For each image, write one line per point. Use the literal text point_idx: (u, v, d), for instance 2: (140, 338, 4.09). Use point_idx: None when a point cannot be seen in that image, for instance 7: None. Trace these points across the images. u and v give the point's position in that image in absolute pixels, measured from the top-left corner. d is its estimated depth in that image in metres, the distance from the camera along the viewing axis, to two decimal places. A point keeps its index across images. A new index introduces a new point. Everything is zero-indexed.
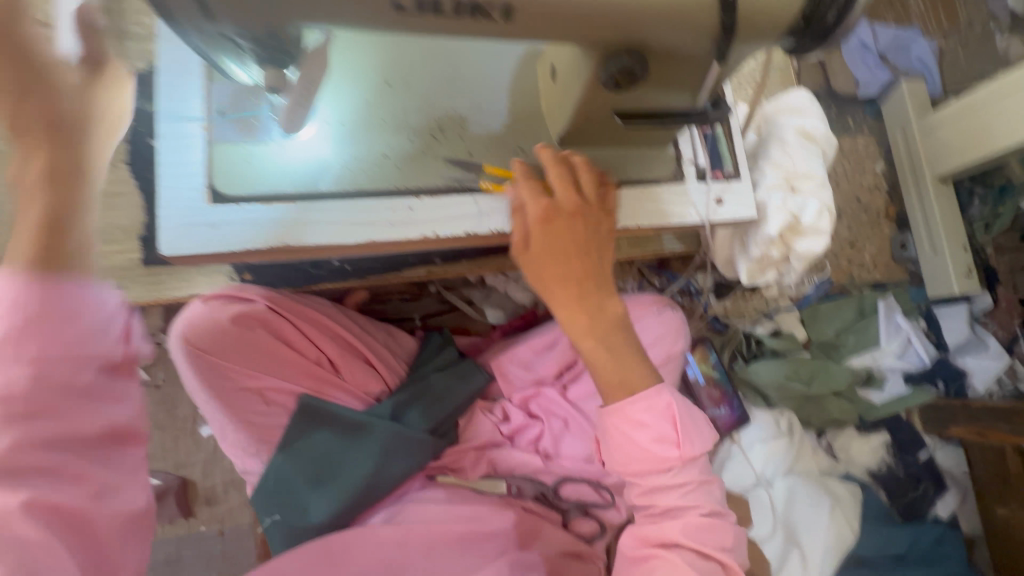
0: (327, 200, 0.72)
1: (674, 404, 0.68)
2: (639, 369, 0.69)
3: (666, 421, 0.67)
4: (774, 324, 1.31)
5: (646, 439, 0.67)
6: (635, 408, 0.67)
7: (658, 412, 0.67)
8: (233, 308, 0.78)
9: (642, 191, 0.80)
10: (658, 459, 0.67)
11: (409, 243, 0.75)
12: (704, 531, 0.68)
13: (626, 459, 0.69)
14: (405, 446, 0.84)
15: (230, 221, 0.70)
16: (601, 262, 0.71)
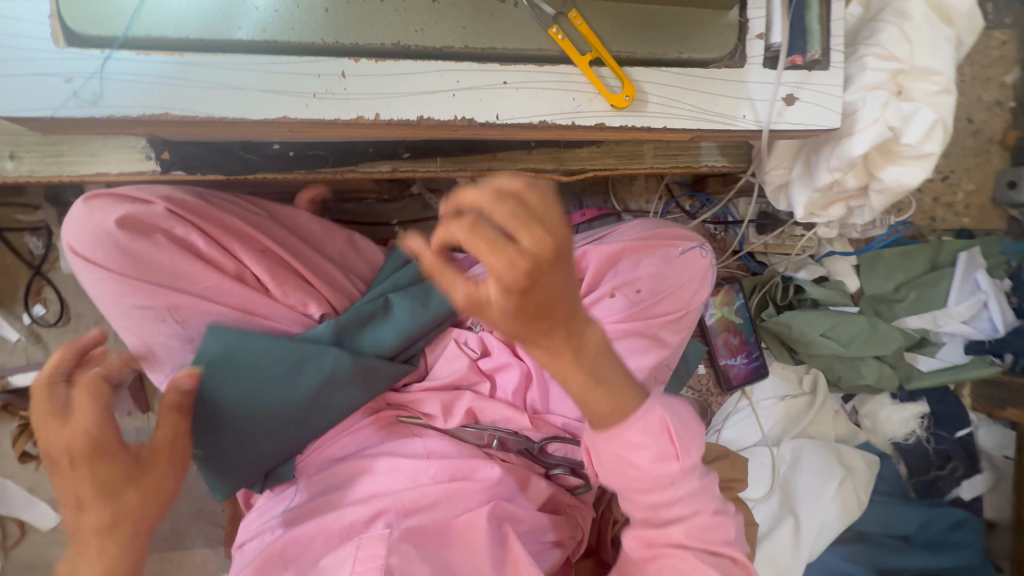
0: (230, 54, 0.51)
1: (664, 415, 0.51)
2: (627, 390, 0.50)
3: (661, 439, 0.51)
4: (822, 270, 1.08)
5: (645, 461, 0.51)
6: (629, 433, 0.50)
7: (645, 430, 0.50)
8: (118, 210, 0.65)
9: (678, 78, 0.56)
10: (656, 487, 0.53)
11: (342, 127, 0.54)
12: (712, 528, 0.56)
13: (624, 483, 0.52)
14: (357, 375, 0.72)
15: (91, 73, 0.49)
16: (576, 292, 0.40)
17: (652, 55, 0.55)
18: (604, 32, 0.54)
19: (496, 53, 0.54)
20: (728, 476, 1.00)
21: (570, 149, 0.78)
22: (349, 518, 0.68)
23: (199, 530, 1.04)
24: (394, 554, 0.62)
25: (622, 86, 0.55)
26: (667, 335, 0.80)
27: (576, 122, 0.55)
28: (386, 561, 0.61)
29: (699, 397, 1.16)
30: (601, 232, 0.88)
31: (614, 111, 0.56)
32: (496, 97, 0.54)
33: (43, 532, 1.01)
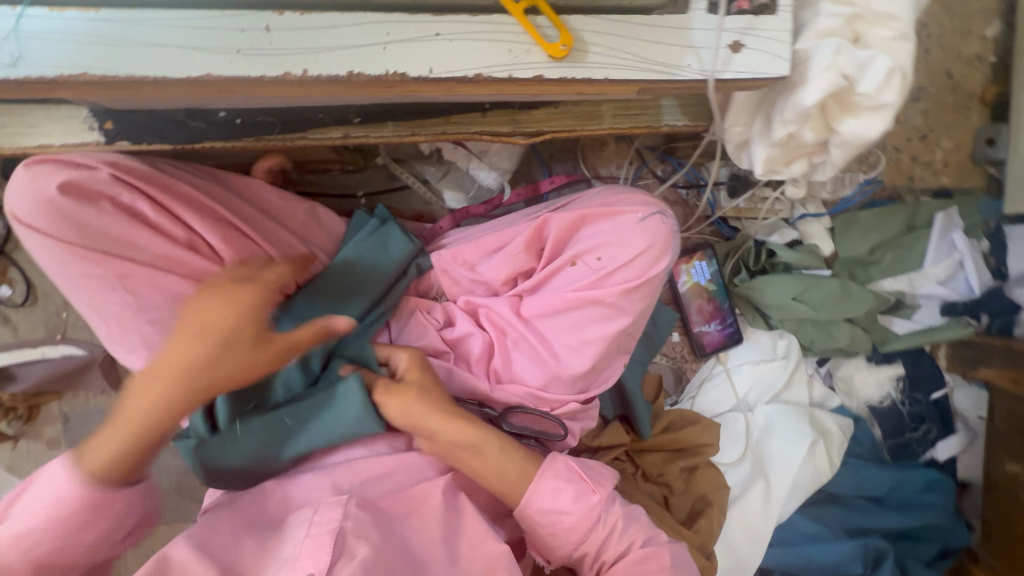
0: (147, 10, 0.49)
1: (570, 461, 0.71)
2: (530, 459, 0.71)
3: (574, 477, 0.70)
4: (794, 233, 1.06)
5: (567, 503, 0.69)
6: (544, 483, 0.69)
7: (558, 471, 0.70)
8: (60, 175, 0.63)
9: (619, 26, 0.54)
10: (578, 489, 0.69)
11: (269, 85, 0.52)
12: (648, 545, 0.70)
13: (560, 535, 0.69)
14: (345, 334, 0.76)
15: (4, 32, 0.48)
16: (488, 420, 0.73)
17: (589, 2, 0.53)
18: None
19: (427, 3, 0.52)
20: (699, 442, 1.03)
21: (525, 111, 0.76)
22: (314, 484, 0.71)
23: (179, 505, 1.06)
24: (350, 519, 0.63)
25: (558, 36, 0.53)
26: (630, 302, 0.78)
27: (513, 75, 0.54)
28: (341, 525, 0.62)
29: (672, 363, 1.16)
30: (563, 201, 0.85)
31: (552, 62, 0.54)
32: (429, 49, 0.52)
33: None
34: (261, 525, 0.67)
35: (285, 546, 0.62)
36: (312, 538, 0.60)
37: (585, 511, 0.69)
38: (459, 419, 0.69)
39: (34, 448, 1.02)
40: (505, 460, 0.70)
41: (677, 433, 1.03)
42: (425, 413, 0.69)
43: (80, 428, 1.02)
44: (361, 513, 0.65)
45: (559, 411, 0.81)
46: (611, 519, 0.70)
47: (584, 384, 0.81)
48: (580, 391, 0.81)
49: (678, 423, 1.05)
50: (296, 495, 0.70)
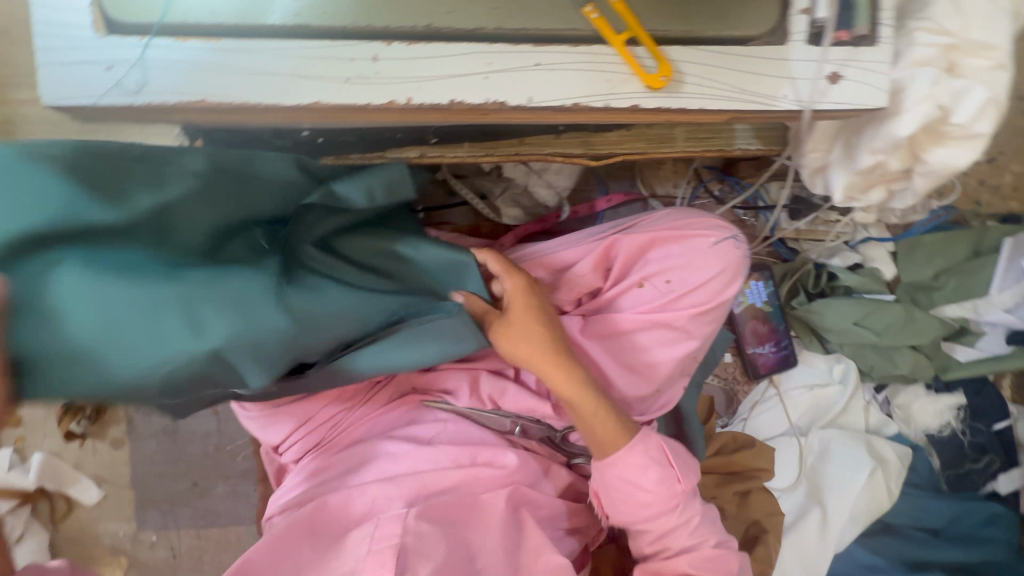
0: (263, 40, 0.51)
1: (662, 443, 0.71)
2: (625, 428, 0.70)
3: (663, 459, 0.70)
4: (856, 257, 1.05)
5: (651, 484, 0.70)
6: (635, 458, 0.69)
7: (649, 448, 0.70)
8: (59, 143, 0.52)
9: (716, 56, 0.54)
10: (663, 474, 0.70)
11: (373, 111, 0.53)
12: (711, 558, 0.71)
13: (632, 508, 0.71)
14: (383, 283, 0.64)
15: (132, 62, 0.50)
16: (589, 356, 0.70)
17: (688, 34, 0.53)
18: (639, 11, 0.53)
19: (529, 34, 0.53)
20: (753, 466, 1.01)
21: (598, 133, 0.77)
22: (373, 492, 0.69)
23: (232, 508, 1.08)
24: (409, 534, 0.64)
25: (657, 66, 0.54)
26: (696, 325, 0.79)
27: (610, 104, 0.54)
28: (401, 542, 0.63)
29: (724, 384, 1.15)
30: (631, 220, 0.85)
31: (650, 92, 0.54)
32: (529, 79, 0.53)
33: (88, 507, 1.05)
34: (324, 533, 0.68)
35: (344, 561, 0.63)
36: (375, 556, 0.61)
37: (667, 495, 0.70)
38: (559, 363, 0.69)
39: (99, 447, 1.05)
40: (599, 412, 0.69)
41: (731, 455, 1.01)
42: (535, 358, 0.68)
43: (145, 429, 1.06)
44: (423, 528, 0.65)
45: None
46: (686, 511, 0.71)
47: (646, 406, 0.81)
48: (641, 412, 0.81)
49: (732, 445, 1.03)
50: (356, 504, 0.70)
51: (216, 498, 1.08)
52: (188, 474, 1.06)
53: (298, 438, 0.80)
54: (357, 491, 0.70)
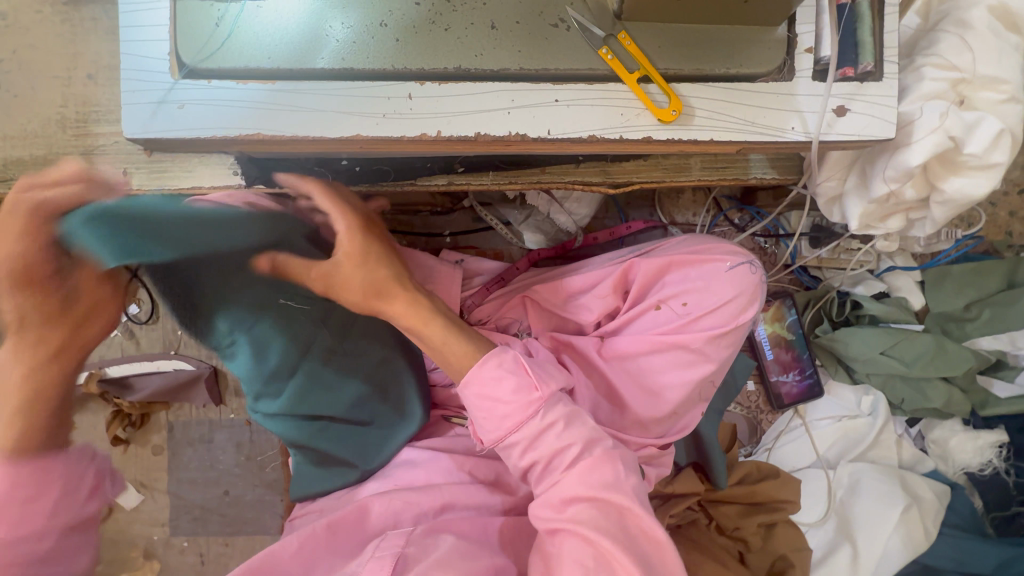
0: (311, 81, 0.57)
1: (518, 353, 0.62)
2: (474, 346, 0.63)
3: (517, 367, 0.61)
4: (882, 286, 1.04)
5: (506, 392, 0.59)
6: (483, 368, 0.61)
7: (502, 361, 0.61)
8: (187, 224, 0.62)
9: (724, 93, 0.58)
10: (522, 381, 0.60)
11: (408, 143, 0.59)
12: (594, 469, 0.59)
13: (493, 419, 0.60)
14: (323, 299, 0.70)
15: (203, 101, 0.57)
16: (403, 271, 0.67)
17: (698, 71, 0.57)
18: (652, 51, 0.57)
19: (550, 74, 0.58)
20: (778, 497, 0.99)
21: (617, 162, 0.80)
22: (394, 497, 0.72)
23: (259, 517, 1.12)
24: (412, 545, 0.63)
25: (669, 101, 0.58)
26: (713, 349, 0.80)
27: (625, 136, 0.58)
28: (402, 551, 0.62)
29: (748, 413, 1.12)
30: (648, 245, 0.88)
31: (661, 125, 0.58)
32: (549, 114, 0.58)
33: (126, 511, 1.11)
34: (343, 538, 0.70)
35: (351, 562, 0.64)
36: (375, 560, 0.61)
37: (525, 404, 0.59)
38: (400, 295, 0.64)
39: (141, 453, 1.12)
40: (449, 338, 0.63)
41: (755, 485, 0.99)
42: (386, 280, 0.63)
43: (183, 438, 1.11)
44: (427, 540, 0.64)
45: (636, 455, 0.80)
46: (549, 417, 0.60)
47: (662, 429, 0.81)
48: (657, 434, 0.81)
49: (757, 475, 1.01)
50: (378, 518, 0.71)
51: (245, 507, 1.13)
52: (219, 482, 1.12)
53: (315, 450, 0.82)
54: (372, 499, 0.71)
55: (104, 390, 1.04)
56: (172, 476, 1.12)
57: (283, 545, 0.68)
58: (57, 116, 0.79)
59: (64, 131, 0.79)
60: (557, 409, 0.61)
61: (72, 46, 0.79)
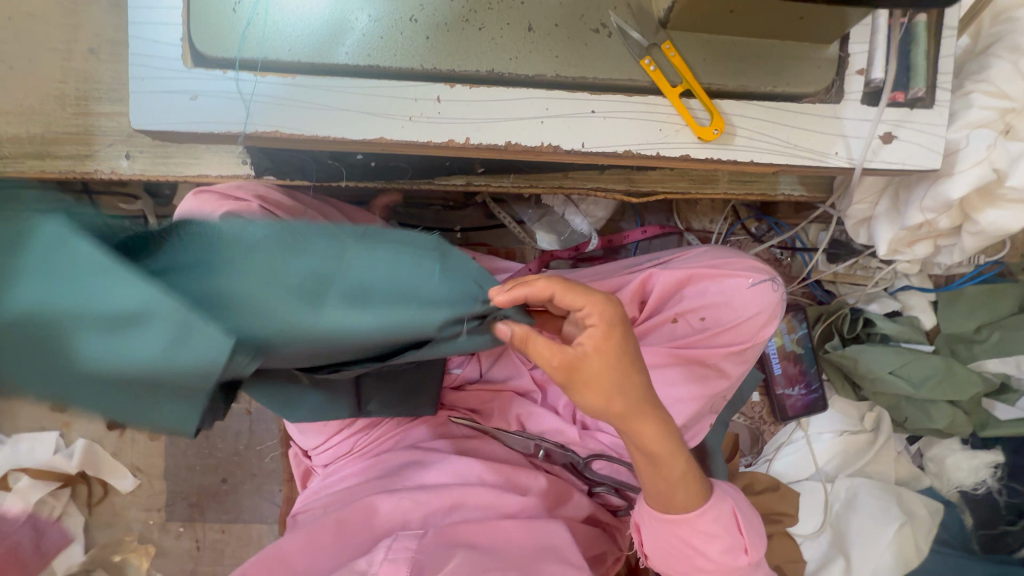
0: (333, 76, 0.54)
1: (733, 507, 0.64)
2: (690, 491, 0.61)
3: (732, 526, 0.63)
4: (895, 304, 1.03)
5: (716, 551, 0.62)
6: (702, 521, 0.62)
7: (720, 515, 0.62)
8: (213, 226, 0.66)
9: (769, 113, 0.55)
10: (734, 544, 0.63)
11: (433, 148, 0.56)
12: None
13: (688, 565, 0.64)
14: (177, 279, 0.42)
15: (217, 92, 0.54)
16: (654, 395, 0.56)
17: (743, 89, 0.55)
18: (697, 64, 0.54)
19: (588, 82, 0.55)
20: (775, 509, 1.00)
21: (641, 171, 0.78)
22: (401, 498, 0.72)
23: (257, 506, 1.11)
24: (423, 552, 0.65)
25: (710, 119, 0.55)
26: (729, 365, 0.79)
27: (661, 153, 0.56)
28: (416, 557, 0.64)
29: (750, 424, 1.13)
30: (667, 256, 0.86)
31: (700, 143, 0.55)
32: (584, 125, 0.55)
33: (122, 495, 1.10)
34: (348, 535, 0.69)
35: (360, 560, 0.64)
36: (389, 564, 0.62)
37: (731, 566, 0.63)
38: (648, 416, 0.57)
39: (136, 437, 1.10)
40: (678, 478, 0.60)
41: (754, 495, 1.00)
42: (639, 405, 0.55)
43: None
44: (436, 549, 0.65)
45: None
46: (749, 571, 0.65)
47: None
48: None
49: (757, 486, 1.02)
50: (381, 515, 0.71)
51: (242, 495, 1.12)
52: (217, 469, 1.11)
53: (331, 445, 0.84)
54: (385, 498, 0.71)
55: None
56: (169, 461, 1.11)
57: (289, 540, 0.68)
58: (55, 91, 0.74)
59: (62, 108, 0.75)
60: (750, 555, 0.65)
61: (72, 17, 0.74)
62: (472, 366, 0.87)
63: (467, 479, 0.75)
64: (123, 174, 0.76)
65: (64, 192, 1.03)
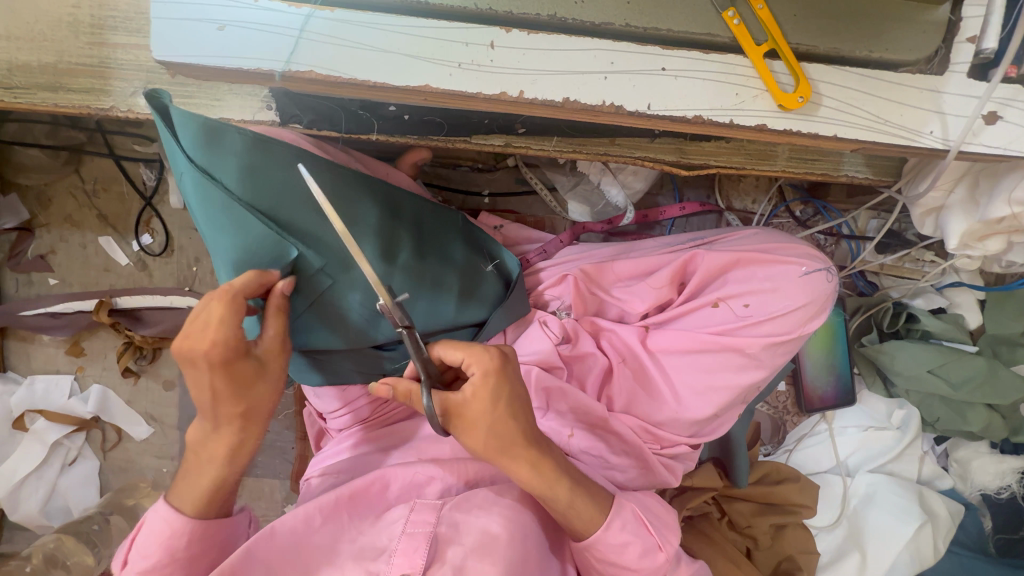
0: (373, 14, 0.48)
1: (637, 510, 0.66)
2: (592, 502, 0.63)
3: (642, 531, 0.65)
4: (941, 301, 0.99)
5: (635, 557, 0.64)
6: (610, 534, 0.63)
7: (627, 522, 0.64)
8: (233, 169, 0.61)
9: (862, 81, 0.49)
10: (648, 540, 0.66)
11: (480, 103, 0.50)
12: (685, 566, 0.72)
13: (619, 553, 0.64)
14: (337, 201, 0.67)
15: (246, 23, 0.48)
16: (497, 407, 0.55)
17: (835, 52, 0.49)
18: (786, 20, 0.48)
19: (658, 35, 0.49)
20: (793, 501, 0.98)
21: (695, 142, 0.72)
22: (415, 471, 0.70)
23: (270, 461, 1.12)
24: (443, 524, 0.64)
25: (795, 85, 0.49)
26: (768, 356, 0.75)
27: (735, 121, 0.50)
28: (434, 531, 0.63)
29: (774, 413, 1.10)
30: (711, 238, 0.83)
31: (779, 112, 0.50)
32: (652, 84, 0.49)
33: (136, 441, 1.11)
34: (363, 509, 0.67)
35: (380, 536, 0.64)
36: (408, 539, 0.62)
37: (650, 567, 0.66)
38: (526, 455, 0.58)
39: (151, 386, 1.10)
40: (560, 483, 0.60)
41: (772, 487, 0.98)
42: (491, 420, 0.56)
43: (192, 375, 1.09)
44: (458, 516, 0.65)
45: (667, 449, 0.80)
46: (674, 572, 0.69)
47: (696, 429, 0.79)
48: (691, 434, 0.80)
49: (774, 478, 1.00)
50: (394, 486, 0.70)
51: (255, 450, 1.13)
52: None
53: (344, 416, 0.79)
54: (400, 469, 0.70)
55: (115, 320, 1.02)
56: (183, 412, 1.11)
57: (304, 518, 0.64)
58: (68, 17, 0.69)
59: (76, 38, 0.70)
60: (669, 539, 0.67)
61: None
62: (497, 338, 0.84)
63: None
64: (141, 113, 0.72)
65: (77, 130, 0.98)
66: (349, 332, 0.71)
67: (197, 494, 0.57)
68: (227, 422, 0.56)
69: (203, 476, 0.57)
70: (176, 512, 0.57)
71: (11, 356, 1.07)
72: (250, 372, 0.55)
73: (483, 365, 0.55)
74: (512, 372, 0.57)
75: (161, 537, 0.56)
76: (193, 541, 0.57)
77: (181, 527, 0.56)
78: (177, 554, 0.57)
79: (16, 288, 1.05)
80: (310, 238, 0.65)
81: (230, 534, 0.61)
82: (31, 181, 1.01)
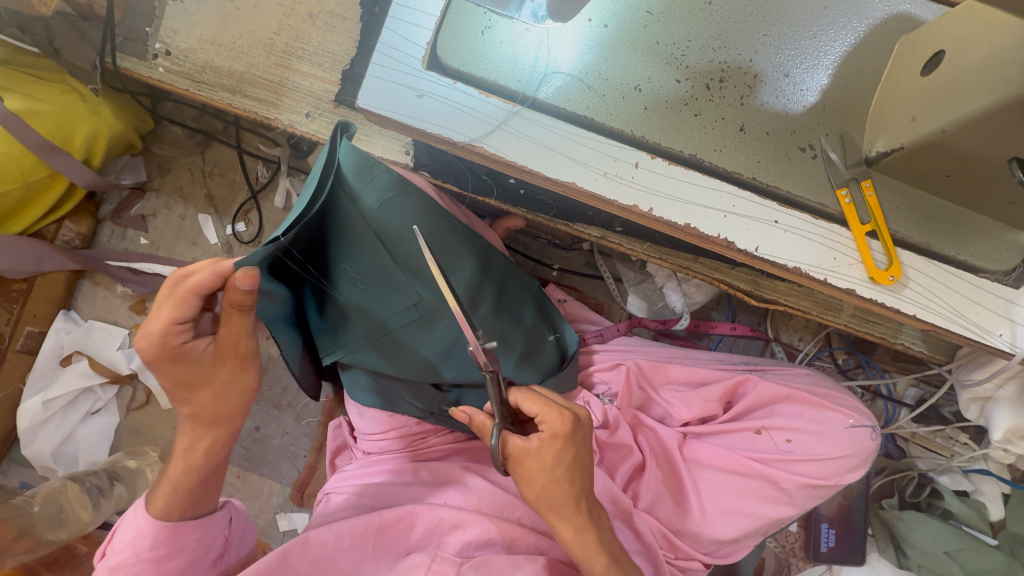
0: (543, 115, 0.57)
1: None
2: None
3: None
4: (967, 484, 1.00)
5: None
6: None
7: None
8: (376, 197, 0.68)
9: (946, 276, 0.57)
10: None
11: (614, 208, 0.58)
12: None
13: None
14: (445, 245, 0.74)
15: (441, 96, 0.58)
16: (557, 468, 0.59)
17: (926, 246, 0.56)
18: (889, 210, 0.56)
19: (778, 194, 0.57)
20: None
21: (769, 278, 0.79)
22: (440, 515, 0.72)
23: (278, 463, 1.13)
24: None
25: (887, 264, 0.56)
26: (801, 495, 0.77)
27: (829, 279, 0.57)
28: None
29: (780, 552, 1.09)
30: (764, 367, 0.88)
31: (871, 283, 0.57)
32: (764, 232, 0.57)
33: (159, 408, 1.13)
34: (386, 542, 0.70)
35: None
36: None
37: None
38: (570, 520, 0.61)
39: None
40: None
41: None
42: (546, 476, 0.59)
43: None
44: None
45: (680, 561, 0.80)
46: None
47: (713, 548, 0.80)
48: (706, 551, 0.81)
49: None
50: (418, 529, 0.71)
51: (268, 448, 1.14)
52: (255, 415, 1.13)
53: (374, 442, 0.83)
54: (426, 510, 0.72)
55: None
56: None
57: (335, 538, 0.68)
58: (267, 40, 0.81)
59: (268, 58, 0.82)
60: None
61: None
62: None
63: (509, 515, 0.75)
64: (297, 128, 0.82)
65: (218, 120, 1.10)
66: (414, 365, 0.76)
67: (165, 491, 0.59)
68: (195, 423, 0.57)
69: (174, 479, 0.59)
70: (140, 517, 0.59)
71: (79, 297, 1.13)
72: (189, 372, 0.54)
73: (553, 428, 0.58)
74: (580, 439, 0.60)
75: (130, 536, 0.58)
76: (163, 545, 0.58)
77: (146, 530, 0.58)
78: (158, 559, 0.58)
79: (110, 237, 1.13)
80: (417, 272, 0.71)
81: (209, 532, 0.62)
82: (162, 151, 1.11)
